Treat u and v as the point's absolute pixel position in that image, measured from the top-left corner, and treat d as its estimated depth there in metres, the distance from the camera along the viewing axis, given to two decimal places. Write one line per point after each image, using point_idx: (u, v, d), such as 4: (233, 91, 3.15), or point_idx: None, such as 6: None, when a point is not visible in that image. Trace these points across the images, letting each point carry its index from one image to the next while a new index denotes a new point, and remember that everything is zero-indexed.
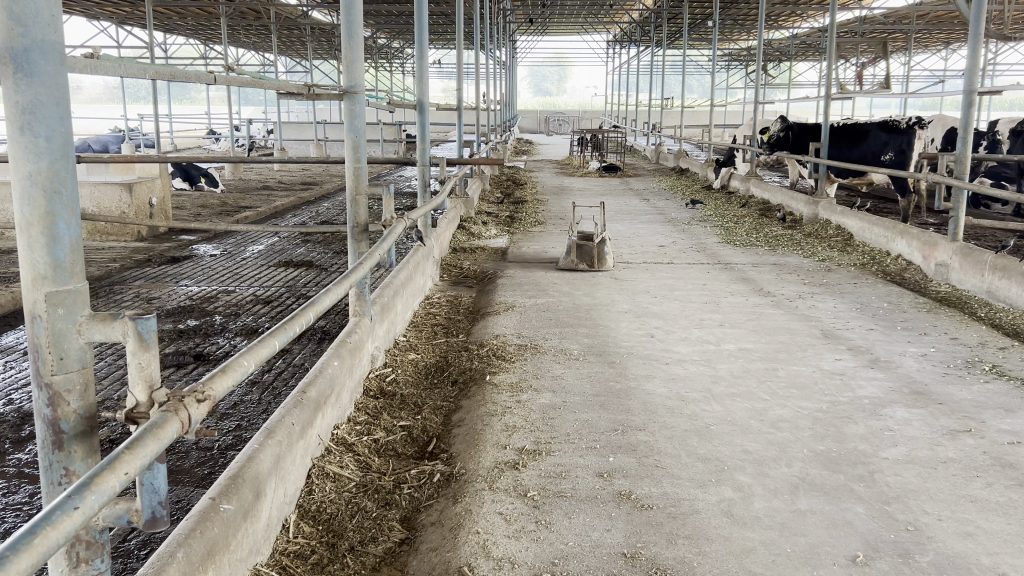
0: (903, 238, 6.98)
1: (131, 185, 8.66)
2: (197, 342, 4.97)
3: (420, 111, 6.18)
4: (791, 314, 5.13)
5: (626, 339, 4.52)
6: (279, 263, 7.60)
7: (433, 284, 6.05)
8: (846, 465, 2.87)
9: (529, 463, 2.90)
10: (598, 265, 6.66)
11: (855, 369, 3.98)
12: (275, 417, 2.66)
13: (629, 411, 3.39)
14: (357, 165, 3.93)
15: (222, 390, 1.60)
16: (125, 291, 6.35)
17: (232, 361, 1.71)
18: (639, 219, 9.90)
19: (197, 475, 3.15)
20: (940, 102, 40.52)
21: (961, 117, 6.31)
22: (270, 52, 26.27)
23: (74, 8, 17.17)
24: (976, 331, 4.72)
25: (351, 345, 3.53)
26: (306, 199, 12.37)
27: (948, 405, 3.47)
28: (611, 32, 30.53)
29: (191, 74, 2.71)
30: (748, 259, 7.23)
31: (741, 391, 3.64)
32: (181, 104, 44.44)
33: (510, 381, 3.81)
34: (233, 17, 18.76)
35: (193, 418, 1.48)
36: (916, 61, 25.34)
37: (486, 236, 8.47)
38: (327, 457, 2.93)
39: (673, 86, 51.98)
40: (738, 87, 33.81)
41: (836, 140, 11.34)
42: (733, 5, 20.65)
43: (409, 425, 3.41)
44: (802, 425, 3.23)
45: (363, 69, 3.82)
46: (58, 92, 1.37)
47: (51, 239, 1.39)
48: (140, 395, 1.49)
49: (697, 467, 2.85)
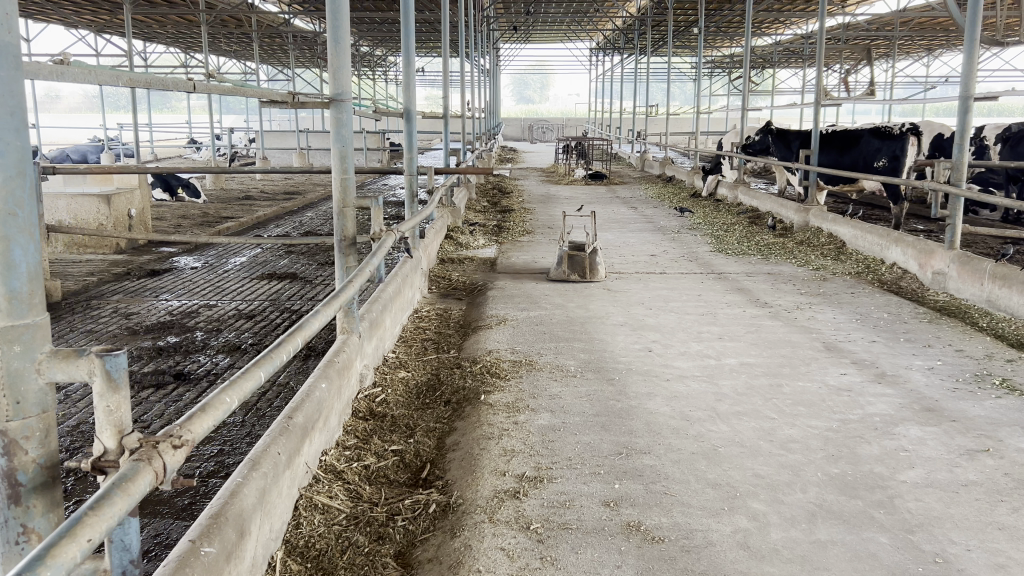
0: (898, 246, 6.88)
1: (110, 197, 8.47)
2: (177, 360, 4.79)
3: (407, 120, 6.01)
4: (790, 326, 5.00)
5: (623, 355, 4.37)
6: (261, 276, 7.40)
7: (421, 297, 5.88)
8: (863, 490, 2.73)
9: (530, 491, 2.74)
10: (590, 276, 6.51)
11: (862, 384, 3.85)
12: (260, 446, 2.48)
13: (632, 433, 3.24)
14: (344, 175, 3.76)
15: (201, 432, 1.43)
16: (102, 307, 6.15)
17: (212, 398, 1.54)
18: (629, 227, 9.78)
19: (177, 506, 2.96)
20: (920, 109, 40.61)
21: (957, 124, 6.22)
22: (252, 61, 25.98)
23: (50, 15, 16.89)
24: (980, 342, 4.61)
25: (339, 365, 3.36)
26: (289, 209, 12.17)
27: (962, 422, 3.34)
28: (594, 39, 30.49)
29: (168, 81, 2.53)
30: (742, 268, 7.11)
31: (746, 409, 3.50)
32: (160, 113, 43.84)
33: (506, 401, 3.64)
34: (214, 24, 18.48)
35: (168, 466, 1.32)
36: (898, 67, 25.48)
37: (474, 246, 8.30)
38: (315, 486, 2.76)
39: (658, 94, 51.97)
40: (721, 94, 33.87)
41: (829, 145, 11.33)
42: (717, 11, 20.63)
43: (401, 450, 3.24)
44: (814, 445, 3.10)
45: (350, 76, 3.66)
46: (12, 100, 1.21)
47: (6, 268, 1.23)
48: (108, 441, 1.32)
49: (708, 494, 2.70)
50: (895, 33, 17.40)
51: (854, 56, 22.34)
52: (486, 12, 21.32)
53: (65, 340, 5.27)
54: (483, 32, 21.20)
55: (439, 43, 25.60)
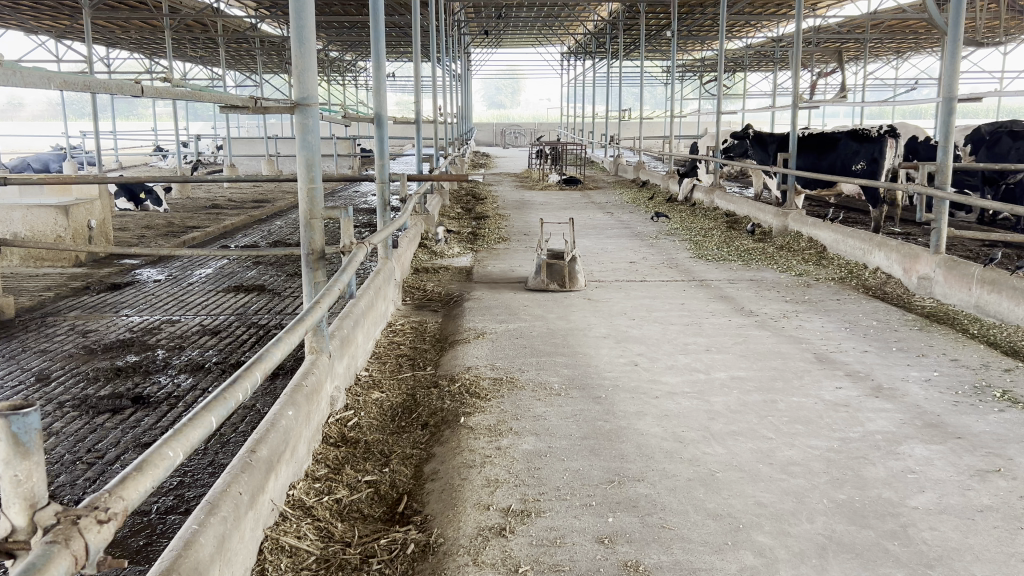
0: (881, 251, 6.76)
1: (67, 208, 8.15)
2: (136, 382, 4.50)
3: (379, 125, 5.74)
4: (779, 336, 4.83)
5: (609, 369, 4.17)
6: (228, 288, 7.14)
7: (395, 308, 5.63)
8: (874, 518, 2.55)
9: (517, 528, 2.53)
10: (570, 285, 6.30)
11: (859, 399, 3.68)
12: (219, 487, 2.24)
13: (624, 457, 3.03)
14: (311, 184, 3.52)
15: (135, 498, 1.20)
16: (58, 325, 5.84)
17: (151, 454, 1.31)
18: (606, 233, 9.61)
19: (131, 547, 2.69)
20: (887, 113, 40.83)
21: (941, 125, 6.09)
22: (218, 66, 25.57)
23: (7, 20, 16.40)
24: (974, 350, 4.48)
25: (308, 389, 3.11)
26: (257, 217, 11.86)
27: (968, 439, 3.17)
28: (567, 42, 30.31)
29: (111, 83, 2.31)
30: (723, 275, 6.96)
31: (741, 429, 3.31)
32: (126, 120, 42.98)
33: (486, 424, 3.42)
34: (179, 29, 18.13)
35: (91, 547, 1.09)
36: (869, 69, 25.56)
37: (449, 254, 8.05)
38: (282, 526, 2.52)
39: (629, 98, 51.96)
40: (692, 97, 33.93)
41: (806, 148, 11.22)
42: (688, 16, 20.65)
43: (376, 481, 3.01)
44: (816, 468, 2.91)
45: (316, 80, 3.42)
46: None
47: None
48: (17, 518, 1.12)
49: (710, 526, 2.51)
50: (867, 36, 17.39)
51: (824, 58, 22.33)
52: (457, 16, 21.13)
53: (17, 361, 4.95)
54: (453, 37, 20.99)
55: (409, 47, 25.34)
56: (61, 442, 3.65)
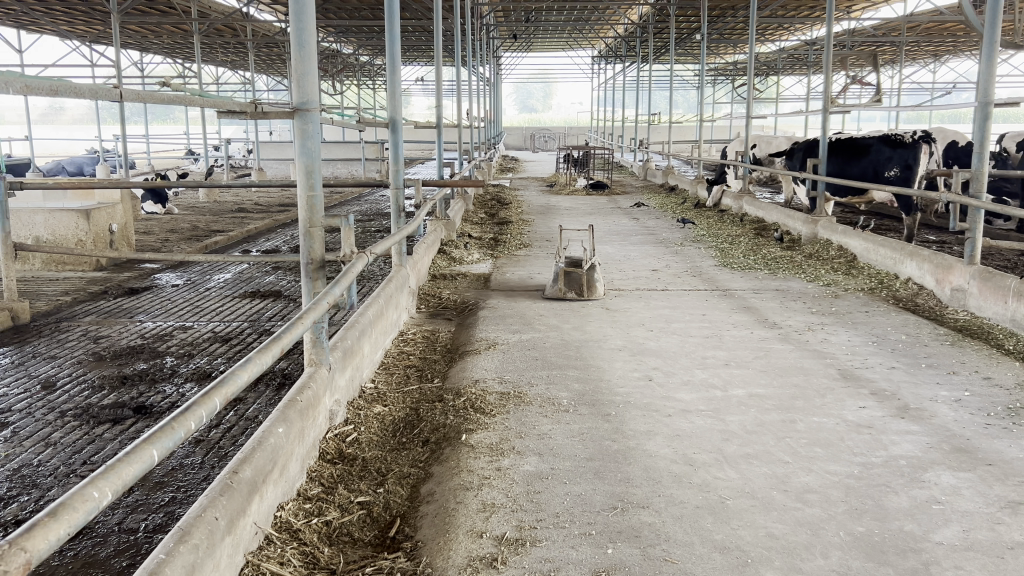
0: (913, 260, 6.52)
1: (89, 211, 8.14)
2: (141, 391, 4.42)
3: (393, 130, 5.63)
4: (802, 351, 4.63)
5: (622, 384, 4.01)
6: (245, 293, 7.07)
7: (407, 317, 5.52)
8: (894, 554, 2.37)
9: (510, 558, 2.39)
10: (588, 293, 6.15)
11: (883, 420, 3.48)
12: (194, 511, 2.12)
13: (629, 481, 2.88)
14: (311, 192, 3.41)
15: (43, 549, 1.09)
16: (72, 329, 5.82)
17: (73, 496, 1.20)
18: (630, 239, 9.43)
19: (114, 568, 2.60)
20: (925, 116, 40.08)
21: (976, 131, 5.84)
22: (250, 71, 25.80)
23: (41, 25, 16.63)
24: (1009, 368, 4.25)
25: (303, 404, 3.00)
26: (281, 221, 11.81)
27: (1000, 467, 2.97)
28: (597, 46, 30.03)
29: (85, 88, 2.21)
30: (748, 284, 6.75)
31: (756, 451, 3.14)
32: (162, 125, 43.57)
33: (488, 443, 3.28)
34: (209, 34, 18.27)
35: None
36: (905, 73, 25.05)
37: (468, 261, 7.93)
38: (265, 551, 2.40)
39: (661, 102, 51.59)
40: (724, 101, 33.54)
41: (836, 154, 11.00)
42: (719, 18, 20.35)
43: (369, 501, 2.88)
44: (834, 497, 2.74)
45: (316, 83, 3.31)
46: None
47: None
48: None
49: (715, 560, 2.35)
50: (902, 38, 17.00)
51: (858, 60, 21.87)
52: (484, 20, 21.09)
53: (26, 367, 4.91)
54: (481, 41, 20.93)
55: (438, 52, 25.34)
56: (56, 454, 3.58)
